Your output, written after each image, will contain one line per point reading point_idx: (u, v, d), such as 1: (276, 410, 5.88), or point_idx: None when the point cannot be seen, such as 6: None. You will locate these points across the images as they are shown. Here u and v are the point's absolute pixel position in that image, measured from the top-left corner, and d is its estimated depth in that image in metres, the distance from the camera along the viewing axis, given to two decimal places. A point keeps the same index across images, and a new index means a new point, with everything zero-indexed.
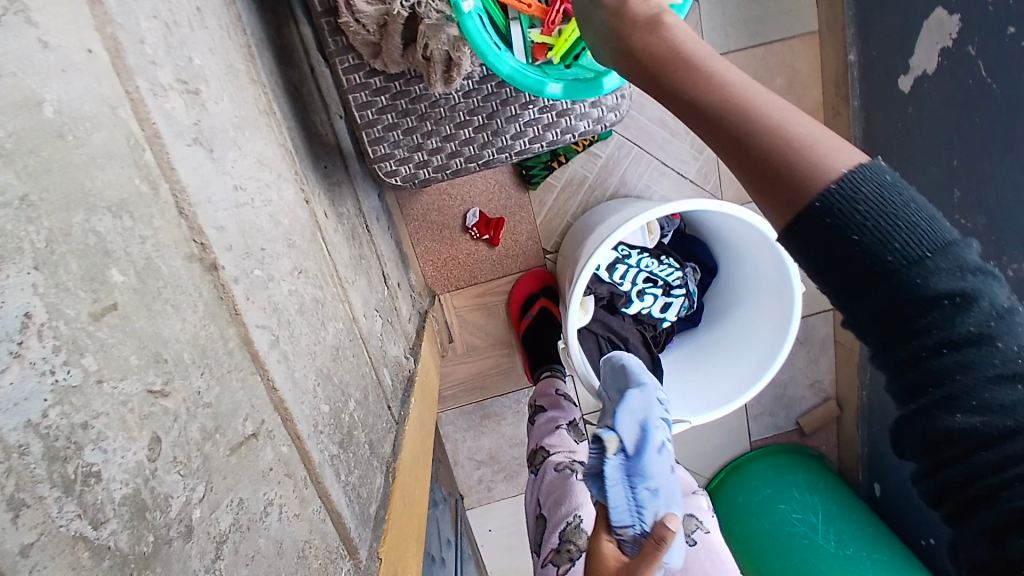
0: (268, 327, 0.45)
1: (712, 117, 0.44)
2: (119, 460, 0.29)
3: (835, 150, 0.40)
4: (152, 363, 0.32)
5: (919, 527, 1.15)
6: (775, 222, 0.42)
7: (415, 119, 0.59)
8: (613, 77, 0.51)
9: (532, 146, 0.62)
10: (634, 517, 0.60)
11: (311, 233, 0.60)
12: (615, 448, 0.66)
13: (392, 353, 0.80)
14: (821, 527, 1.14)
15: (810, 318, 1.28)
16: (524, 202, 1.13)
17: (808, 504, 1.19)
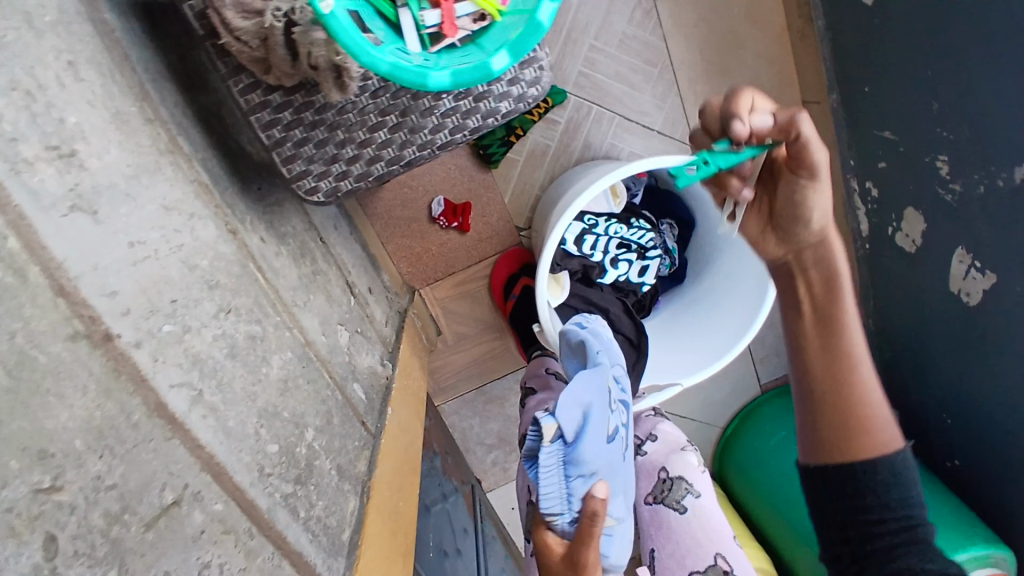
0: (188, 384, 0.44)
1: (838, 378, 0.65)
2: (14, 565, 0.29)
3: (890, 432, 0.65)
4: (37, 462, 0.31)
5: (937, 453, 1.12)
6: (820, 447, 0.67)
7: (325, 130, 0.56)
8: (503, 58, 0.43)
9: (455, 138, 0.58)
10: (565, 504, 0.65)
11: (240, 268, 0.59)
12: (552, 435, 0.66)
13: (364, 363, 0.79)
14: None
15: None
16: (488, 182, 1.09)
17: None
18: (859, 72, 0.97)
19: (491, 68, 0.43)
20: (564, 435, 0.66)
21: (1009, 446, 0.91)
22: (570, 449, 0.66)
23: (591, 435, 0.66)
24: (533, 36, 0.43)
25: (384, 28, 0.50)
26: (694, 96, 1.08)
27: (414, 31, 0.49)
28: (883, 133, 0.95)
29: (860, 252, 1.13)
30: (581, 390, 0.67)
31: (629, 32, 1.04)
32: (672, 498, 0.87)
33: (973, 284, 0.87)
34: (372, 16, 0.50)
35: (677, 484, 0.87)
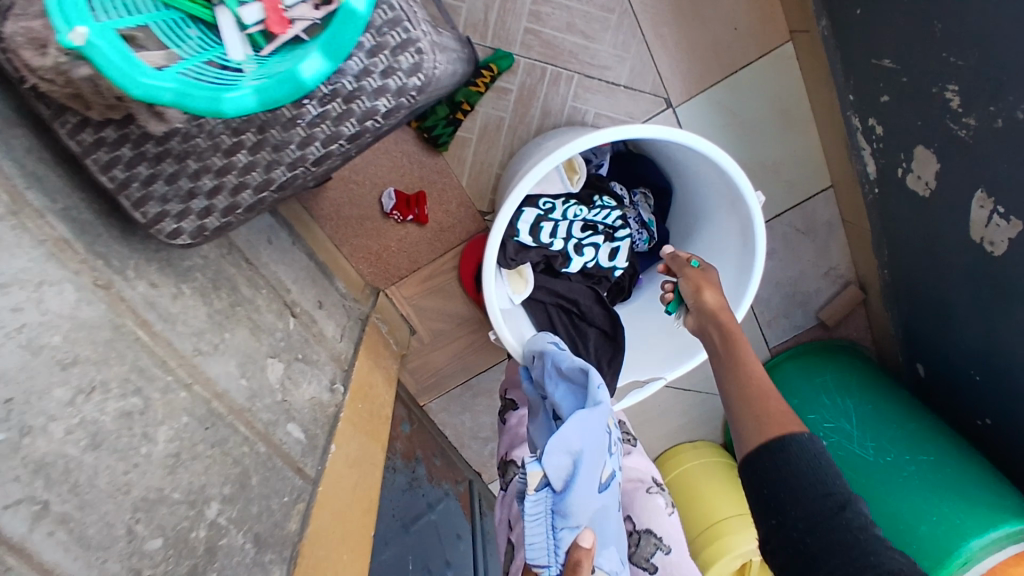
0: (29, 498, 0.39)
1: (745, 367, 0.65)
2: None
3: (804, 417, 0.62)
4: None
5: (967, 410, 1.01)
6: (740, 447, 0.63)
7: (174, 162, 0.48)
8: (312, 63, 0.39)
9: (330, 148, 0.48)
10: (550, 558, 0.59)
11: (111, 331, 0.52)
12: (538, 483, 0.60)
13: (305, 394, 0.73)
14: (856, 433, 1.01)
15: (809, 202, 1.10)
16: (441, 166, 0.98)
17: (840, 410, 1.06)
18: None
19: (301, 78, 0.38)
20: (554, 483, 0.60)
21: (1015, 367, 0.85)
22: (558, 498, 0.60)
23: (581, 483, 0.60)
24: (349, 28, 0.39)
25: (199, 36, 0.42)
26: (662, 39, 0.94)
27: (234, 31, 0.41)
28: (880, 62, 0.85)
29: (869, 197, 1.01)
30: (573, 434, 0.61)
31: None
32: (641, 556, 0.81)
33: (997, 232, 0.78)
34: (183, 25, 0.42)
35: (645, 539, 0.82)
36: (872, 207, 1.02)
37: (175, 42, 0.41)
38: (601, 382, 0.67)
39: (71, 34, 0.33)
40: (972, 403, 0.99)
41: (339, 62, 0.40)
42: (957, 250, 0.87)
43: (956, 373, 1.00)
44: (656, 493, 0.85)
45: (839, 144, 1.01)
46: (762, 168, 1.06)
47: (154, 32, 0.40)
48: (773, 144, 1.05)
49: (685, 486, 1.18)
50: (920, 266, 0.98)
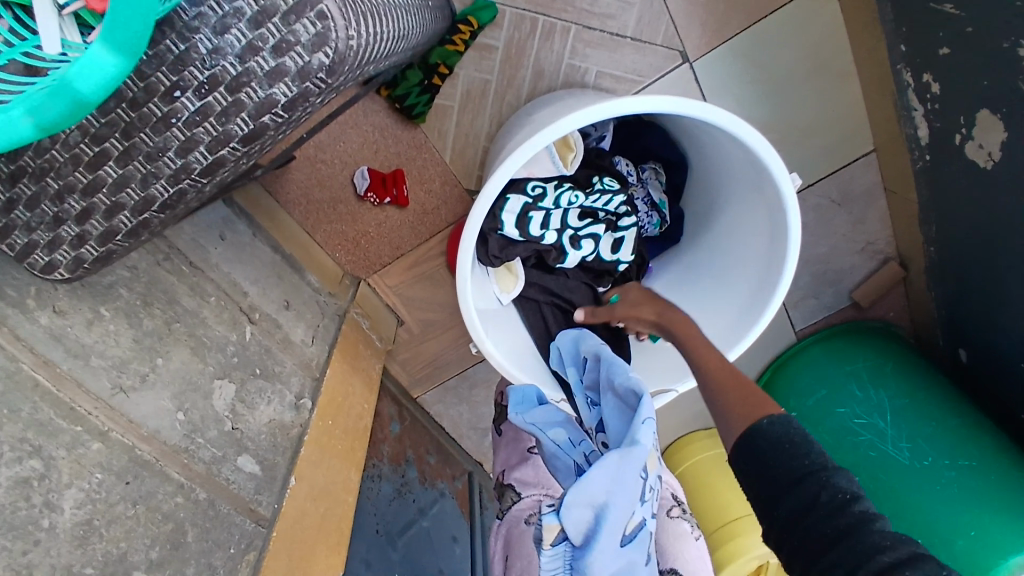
0: None
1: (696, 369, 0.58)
2: None
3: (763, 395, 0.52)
4: None
5: (1011, 401, 0.90)
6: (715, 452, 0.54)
7: (31, 182, 0.39)
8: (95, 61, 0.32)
9: (220, 154, 0.39)
10: None
11: (1, 382, 0.42)
12: (554, 537, 0.53)
13: (262, 417, 0.64)
14: (891, 432, 0.90)
15: (847, 168, 0.95)
16: (420, 140, 0.86)
17: (871, 404, 0.95)
18: None
19: (76, 88, 0.32)
20: (573, 538, 0.52)
21: None
22: (577, 554, 0.52)
23: (602, 544, 0.51)
24: (132, 2, 0.31)
25: (11, 25, 0.35)
26: None
27: (51, 16, 0.33)
28: (943, 6, 0.69)
29: (918, 164, 0.87)
30: (595, 488, 0.51)
31: None
32: None
33: None
34: None
35: None
36: (921, 176, 0.87)
37: None
38: (649, 415, 0.53)
39: None
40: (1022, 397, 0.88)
41: (133, 57, 0.33)
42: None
43: (1003, 362, 0.89)
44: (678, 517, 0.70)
45: (885, 100, 0.86)
46: (793, 131, 0.91)
47: None
48: (808, 101, 0.89)
49: (698, 477, 1.10)
50: (974, 246, 0.85)
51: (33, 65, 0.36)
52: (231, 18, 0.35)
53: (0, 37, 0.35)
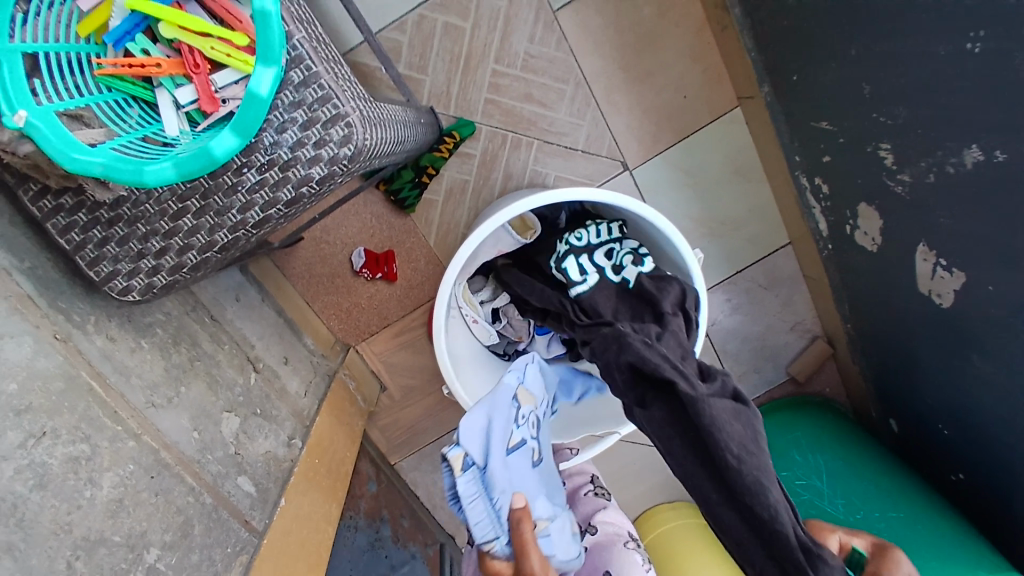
0: None
1: None
2: None
3: None
4: None
5: (939, 462, 1.01)
6: None
7: (124, 226, 0.53)
8: (225, 138, 0.45)
9: (269, 213, 0.54)
10: (496, 529, 0.62)
11: (65, 382, 0.54)
12: (463, 463, 0.62)
13: (258, 448, 0.73)
14: (827, 491, 1.00)
15: (769, 257, 1.13)
16: (410, 227, 1.03)
17: (811, 467, 1.04)
18: (785, 60, 0.86)
19: (213, 152, 0.45)
20: (477, 459, 0.63)
21: (975, 395, 0.84)
22: (487, 470, 0.63)
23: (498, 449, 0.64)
24: (253, 107, 0.45)
25: (140, 114, 0.49)
26: (615, 106, 1.00)
27: (172, 110, 0.48)
28: (820, 123, 0.86)
29: (824, 252, 1.04)
30: (477, 411, 0.65)
31: (532, 51, 0.96)
32: None
33: (944, 284, 0.80)
34: (125, 105, 0.49)
35: None
36: (829, 262, 1.04)
37: (116, 122, 0.48)
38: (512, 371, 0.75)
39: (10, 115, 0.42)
40: (947, 457, 0.98)
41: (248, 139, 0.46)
42: (907, 299, 0.89)
43: (921, 422, 1.01)
44: (633, 549, 0.77)
45: (792, 204, 1.05)
46: (720, 225, 1.10)
47: (98, 112, 0.47)
48: (731, 202, 1.08)
49: (661, 545, 1.14)
50: (882, 322, 0.99)
51: (149, 139, 0.48)
52: (288, 123, 0.52)
53: (132, 121, 0.49)
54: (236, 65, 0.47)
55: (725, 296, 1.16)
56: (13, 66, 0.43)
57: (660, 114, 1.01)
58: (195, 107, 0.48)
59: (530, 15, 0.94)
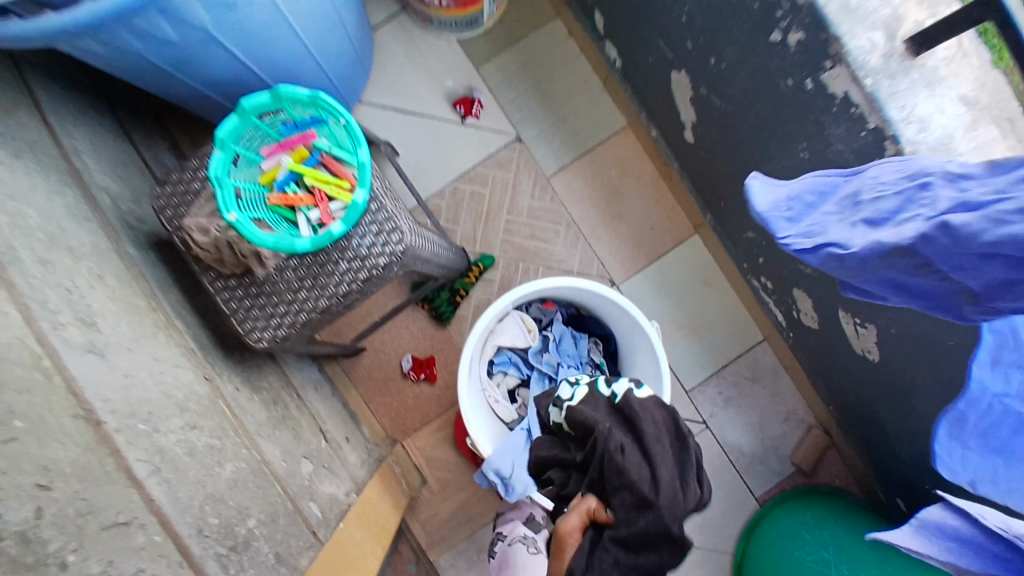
0: (149, 461, 0.64)
1: None
2: (9, 516, 0.49)
3: None
4: (41, 472, 0.53)
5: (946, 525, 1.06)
6: None
7: (265, 297, 0.84)
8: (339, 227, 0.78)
9: (353, 286, 0.84)
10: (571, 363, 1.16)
11: (208, 401, 0.80)
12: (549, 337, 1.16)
13: (324, 490, 0.93)
14: (833, 559, 1.04)
15: (749, 352, 1.33)
16: (446, 337, 1.31)
17: (818, 542, 1.10)
18: (713, 192, 1.18)
19: (331, 233, 0.77)
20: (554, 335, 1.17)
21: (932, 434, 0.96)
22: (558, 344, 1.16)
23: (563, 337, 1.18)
24: (352, 212, 0.78)
25: (286, 226, 0.83)
26: (599, 239, 1.32)
27: (305, 222, 0.82)
28: (748, 233, 1.14)
29: (790, 340, 1.24)
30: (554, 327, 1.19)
31: (534, 204, 1.33)
32: None
33: (866, 340, 0.97)
34: (277, 221, 0.83)
35: None
36: (795, 346, 1.23)
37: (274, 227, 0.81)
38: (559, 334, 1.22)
39: (228, 213, 0.75)
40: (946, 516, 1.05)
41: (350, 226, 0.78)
42: (852, 363, 1.06)
43: (915, 487, 1.09)
44: None
45: (755, 304, 1.28)
46: (699, 327, 1.33)
47: (264, 222, 0.81)
48: (705, 307, 1.33)
49: None
50: (848, 392, 1.14)
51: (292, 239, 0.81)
52: (369, 231, 0.84)
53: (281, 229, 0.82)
54: (346, 198, 0.82)
55: (717, 389, 1.33)
56: (227, 191, 0.78)
57: (634, 243, 1.32)
58: (318, 222, 0.82)
59: (530, 182, 1.33)
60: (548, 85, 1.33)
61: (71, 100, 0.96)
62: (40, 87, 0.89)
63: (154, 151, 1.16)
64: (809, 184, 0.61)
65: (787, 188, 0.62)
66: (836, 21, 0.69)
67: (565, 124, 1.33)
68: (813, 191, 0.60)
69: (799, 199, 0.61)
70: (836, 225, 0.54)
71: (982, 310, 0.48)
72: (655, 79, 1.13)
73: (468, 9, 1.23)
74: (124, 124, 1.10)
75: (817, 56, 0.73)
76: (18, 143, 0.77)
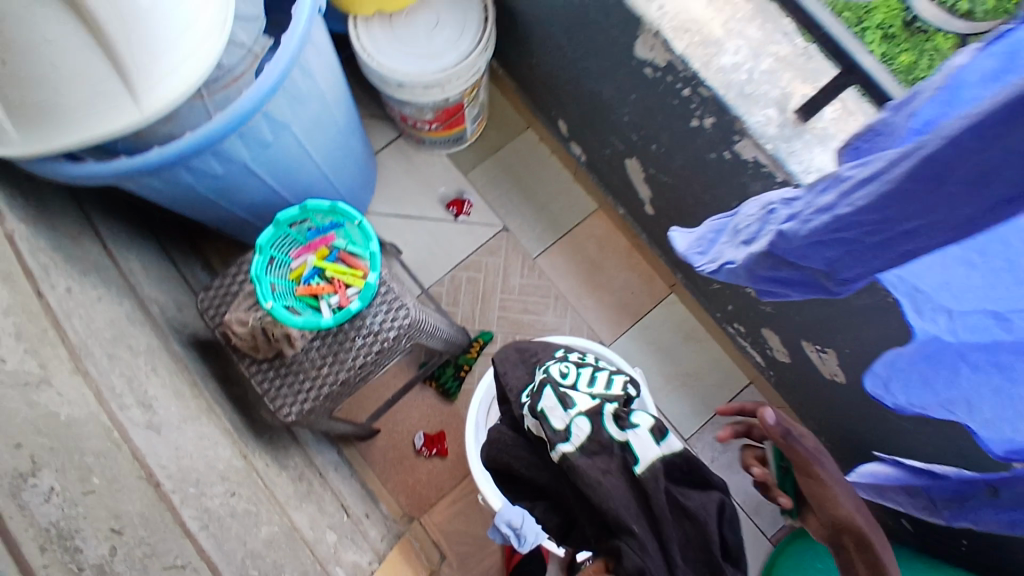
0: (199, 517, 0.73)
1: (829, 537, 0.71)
2: None
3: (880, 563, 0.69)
4: None
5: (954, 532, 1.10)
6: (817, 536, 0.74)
7: (293, 375, 0.97)
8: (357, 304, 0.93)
9: (368, 358, 0.97)
10: None
11: (245, 472, 0.90)
12: None
13: (349, 557, 0.99)
14: None
15: (740, 398, 1.41)
16: (455, 411, 1.40)
17: None
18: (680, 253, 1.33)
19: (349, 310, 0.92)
20: None
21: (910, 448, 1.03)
22: None
23: None
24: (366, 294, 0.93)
25: (310, 310, 0.98)
26: (587, 308, 1.46)
27: (325, 304, 0.96)
28: (715, 286, 1.28)
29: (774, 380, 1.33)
30: None
31: (525, 282, 1.48)
32: None
33: (833, 366, 1.07)
34: (302, 307, 0.98)
35: None
36: (780, 386, 1.32)
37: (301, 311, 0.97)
38: None
39: (265, 302, 0.92)
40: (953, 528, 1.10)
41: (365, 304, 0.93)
42: (828, 392, 1.15)
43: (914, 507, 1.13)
44: None
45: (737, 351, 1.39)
46: (689, 379, 1.42)
47: (294, 308, 0.97)
48: (692, 360, 1.43)
49: None
50: (834, 423, 1.21)
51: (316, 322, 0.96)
52: (380, 309, 0.97)
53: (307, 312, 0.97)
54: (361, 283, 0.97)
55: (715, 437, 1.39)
56: (264, 285, 0.95)
57: (618, 308, 1.46)
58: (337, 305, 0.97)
59: (519, 263, 1.49)
60: (528, 178, 1.53)
61: (125, 230, 1.15)
62: (102, 221, 1.08)
63: (191, 268, 1.34)
64: (713, 224, 0.74)
65: (698, 230, 0.76)
66: (735, 105, 0.88)
67: (545, 210, 1.52)
68: (715, 228, 0.73)
69: (707, 237, 0.74)
70: (728, 249, 0.66)
71: (840, 286, 0.55)
72: (614, 165, 1.32)
73: (453, 129, 1.44)
74: (166, 247, 1.28)
75: (728, 133, 0.92)
76: (90, 264, 0.94)
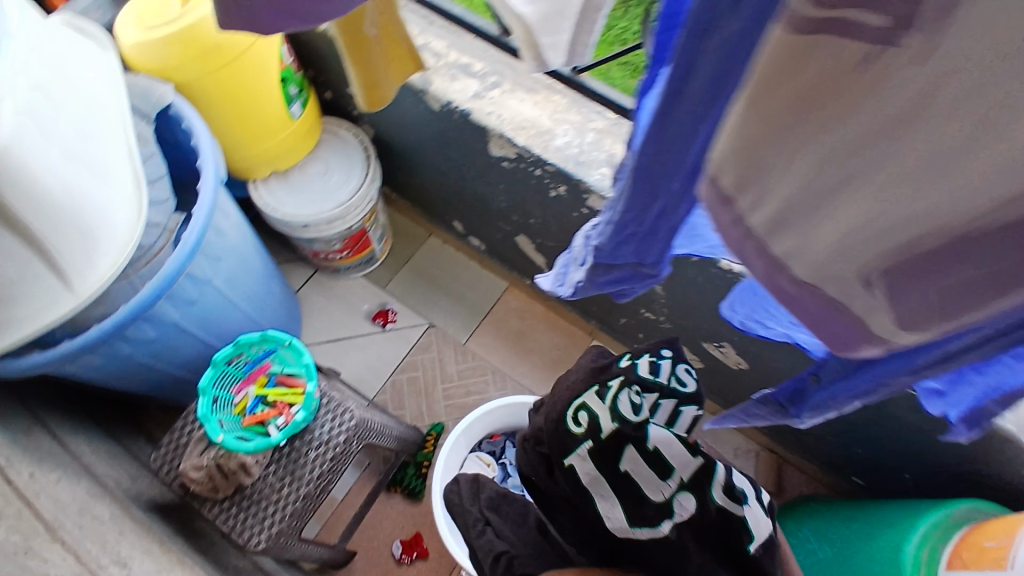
0: None
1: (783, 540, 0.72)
2: None
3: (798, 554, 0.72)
4: None
5: (891, 474, 1.22)
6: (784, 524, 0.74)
7: (255, 503, 1.02)
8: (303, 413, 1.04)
9: (324, 465, 1.04)
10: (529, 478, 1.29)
11: None
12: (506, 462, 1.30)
13: None
14: (870, 529, 1.11)
15: None
16: (426, 508, 1.44)
17: (843, 533, 1.17)
18: (589, 301, 1.52)
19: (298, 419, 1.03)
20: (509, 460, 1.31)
21: None
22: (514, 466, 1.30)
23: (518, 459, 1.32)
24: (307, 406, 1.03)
25: (257, 436, 1.06)
26: (523, 374, 1.60)
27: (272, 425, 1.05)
28: (624, 320, 1.46)
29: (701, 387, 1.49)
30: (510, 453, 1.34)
31: (462, 368, 1.60)
32: None
33: (735, 355, 1.26)
34: (250, 435, 1.06)
35: None
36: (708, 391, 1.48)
37: (251, 437, 1.06)
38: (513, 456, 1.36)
39: (217, 436, 1.03)
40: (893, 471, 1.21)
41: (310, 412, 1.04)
42: (741, 379, 1.32)
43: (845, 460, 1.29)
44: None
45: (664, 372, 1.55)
46: None
47: (242, 437, 1.05)
48: None
49: None
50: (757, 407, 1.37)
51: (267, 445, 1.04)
52: (324, 416, 1.06)
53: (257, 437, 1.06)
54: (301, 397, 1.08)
55: None
56: (213, 423, 1.05)
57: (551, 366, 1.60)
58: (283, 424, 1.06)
59: (452, 352, 1.62)
60: (441, 275, 1.70)
61: (68, 419, 1.18)
62: (45, 413, 1.11)
63: (138, 441, 1.37)
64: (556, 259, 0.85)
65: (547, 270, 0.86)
66: (576, 172, 1.11)
67: (465, 298, 1.68)
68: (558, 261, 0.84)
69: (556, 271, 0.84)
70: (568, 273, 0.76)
71: (655, 266, 0.65)
72: (509, 245, 1.53)
73: (363, 252, 1.61)
74: (109, 429, 1.31)
75: (579, 194, 1.14)
76: (43, 451, 0.97)
